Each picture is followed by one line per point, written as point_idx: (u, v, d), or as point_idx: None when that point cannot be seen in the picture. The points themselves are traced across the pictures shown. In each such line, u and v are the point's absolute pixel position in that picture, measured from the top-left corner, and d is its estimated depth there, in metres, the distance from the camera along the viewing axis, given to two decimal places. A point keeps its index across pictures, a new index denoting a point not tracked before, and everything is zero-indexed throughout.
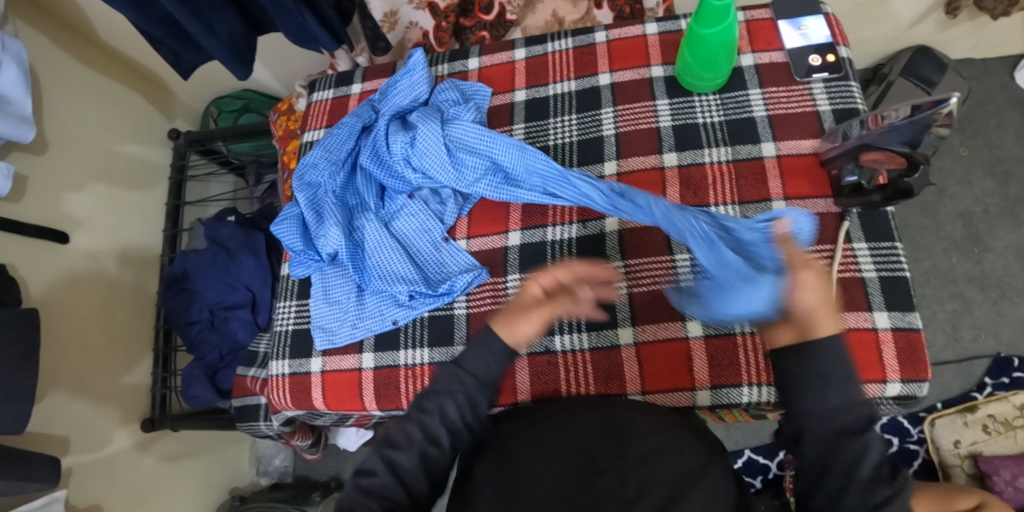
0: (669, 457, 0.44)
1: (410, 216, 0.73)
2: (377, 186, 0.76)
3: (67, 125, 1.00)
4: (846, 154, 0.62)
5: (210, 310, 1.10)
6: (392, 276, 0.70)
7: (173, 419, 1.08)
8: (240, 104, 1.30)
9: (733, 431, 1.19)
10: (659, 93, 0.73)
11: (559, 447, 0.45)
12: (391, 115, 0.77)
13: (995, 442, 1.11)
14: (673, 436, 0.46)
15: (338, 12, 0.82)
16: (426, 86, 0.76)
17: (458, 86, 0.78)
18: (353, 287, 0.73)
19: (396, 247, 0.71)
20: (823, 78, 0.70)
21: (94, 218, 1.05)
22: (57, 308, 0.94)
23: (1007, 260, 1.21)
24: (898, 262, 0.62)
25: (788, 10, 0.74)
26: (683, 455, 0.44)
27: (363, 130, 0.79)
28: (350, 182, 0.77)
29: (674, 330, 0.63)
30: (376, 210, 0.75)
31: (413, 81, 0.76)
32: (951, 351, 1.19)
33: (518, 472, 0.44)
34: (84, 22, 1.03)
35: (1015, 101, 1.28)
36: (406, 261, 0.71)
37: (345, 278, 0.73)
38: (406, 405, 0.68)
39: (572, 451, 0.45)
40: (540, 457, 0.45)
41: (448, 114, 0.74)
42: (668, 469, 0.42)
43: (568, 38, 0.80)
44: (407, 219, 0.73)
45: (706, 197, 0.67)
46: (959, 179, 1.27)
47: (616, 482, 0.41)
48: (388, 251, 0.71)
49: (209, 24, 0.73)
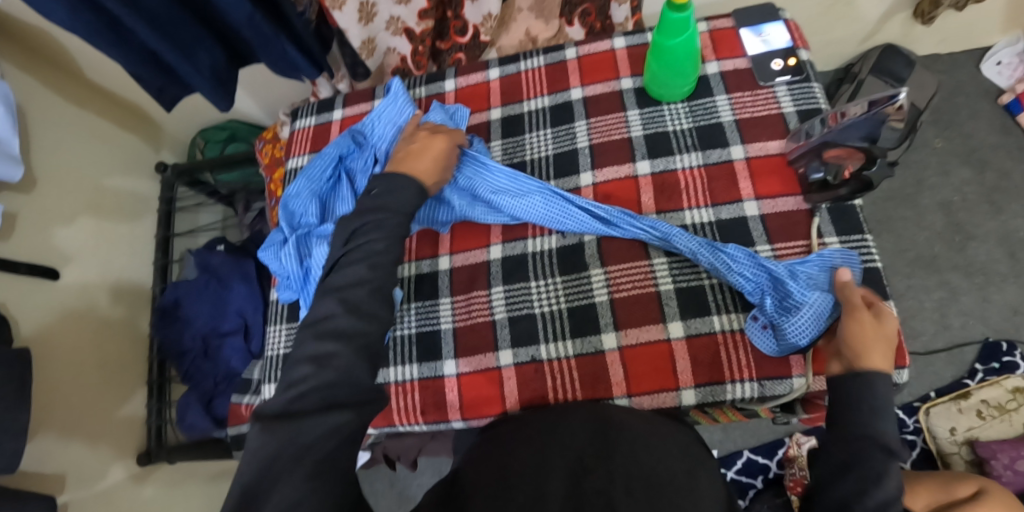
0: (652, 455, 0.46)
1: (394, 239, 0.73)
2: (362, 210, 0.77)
3: (55, 163, 1.02)
4: (810, 152, 0.65)
5: (204, 339, 1.11)
6: None
7: (168, 451, 1.09)
8: (227, 134, 1.32)
9: (731, 431, 1.20)
10: (629, 103, 0.75)
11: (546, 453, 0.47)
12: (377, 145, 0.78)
13: (990, 427, 1.13)
14: (658, 443, 0.48)
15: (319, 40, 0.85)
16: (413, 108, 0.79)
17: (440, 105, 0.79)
18: None
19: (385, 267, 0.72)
20: (786, 81, 0.72)
21: (84, 252, 1.06)
22: (49, 344, 0.94)
23: (988, 246, 1.24)
24: (869, 253, 0.64)
25: (749, 18, 0.77)
26: (667, 456, 0.46)
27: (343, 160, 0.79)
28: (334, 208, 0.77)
29: (656, 332, 0.65)
30: None
31: (398, 105, 0.78)
32: (941, 339, 1.21)
33: (504, 474, 0.45)
34: (69, 61, 1.05)
35: (984, 91, 1.32)
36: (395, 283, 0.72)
37: None
38: (398, 421, 0.69)
39: (561, 455, 0.46)
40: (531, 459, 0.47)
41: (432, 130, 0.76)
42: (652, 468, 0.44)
43: (540, 56, 0.82)
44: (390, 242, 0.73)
45: (680, 201, 0.69)
46: (936, 171, 1.30)
47: (601, 481, 0.42)
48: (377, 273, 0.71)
49: (190, 57, 0.75)
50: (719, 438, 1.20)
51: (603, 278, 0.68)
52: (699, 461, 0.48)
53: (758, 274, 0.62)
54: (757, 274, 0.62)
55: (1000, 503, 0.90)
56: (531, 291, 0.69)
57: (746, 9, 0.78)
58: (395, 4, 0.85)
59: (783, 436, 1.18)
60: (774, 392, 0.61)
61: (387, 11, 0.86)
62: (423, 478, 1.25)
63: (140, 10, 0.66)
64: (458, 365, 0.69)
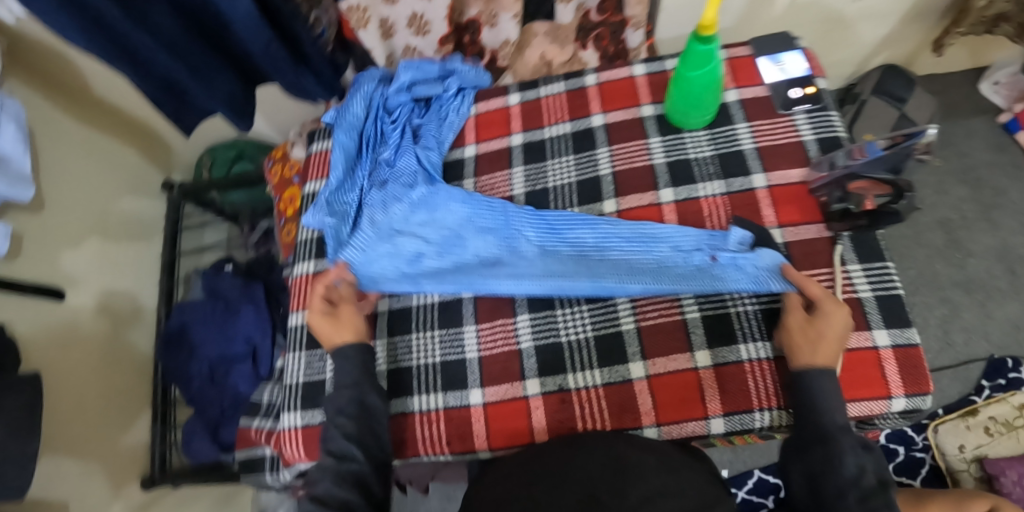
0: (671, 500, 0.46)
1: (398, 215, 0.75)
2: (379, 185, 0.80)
3: (63, 185, 1.01)
4: (833, 183, 0.65)
5: (211, 363, 1.10)
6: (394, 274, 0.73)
7: (173, 476, 1.07)
8: (234, 153, 1.32)
9: (740, 452, 1.20)
10: (650, 131, 0.76)
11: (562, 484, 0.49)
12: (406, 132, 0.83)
13: (1000, 444, 1.12)
14: (680, 482, 0.48)
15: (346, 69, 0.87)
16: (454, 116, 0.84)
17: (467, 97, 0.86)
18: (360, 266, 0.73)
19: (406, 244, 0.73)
20: (805, 110, 0.73)
21: (90, 274, 1.05)
22: (52, 369, 0.93)
23: (989, 263, 1.25)
24: (891, 281, 0.65)
25: (768, 47, 0.78)
26: (685, 494, 0.47)
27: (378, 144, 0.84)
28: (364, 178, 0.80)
29: (684, 361, 0.65)
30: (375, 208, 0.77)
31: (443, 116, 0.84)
32: (947, 357, 1.21)
33: (529, 502, 0.47)
34: (83, 84, 1.04)
35: (981, 110, 1.35)
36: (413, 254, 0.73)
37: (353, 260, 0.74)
38: (424, 451, 0.68)
39: (576, 488, 0.47)
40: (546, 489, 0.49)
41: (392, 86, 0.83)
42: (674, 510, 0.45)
43: (559, 82, 0.83)
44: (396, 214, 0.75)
45: (704, 229, 0.70)
46: (935, 189, 1.31)
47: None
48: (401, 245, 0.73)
49: (207, 83, 0.75)
50: (727, 459, 1.20)
51: (629, 306, 0.68)
52: (719, 499, 0.48)
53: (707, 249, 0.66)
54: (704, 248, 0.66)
55: None
56: (557, 319, 0.69)
57: (763, 39, 0.79)
58: (413, 33, 0.87)
59: None
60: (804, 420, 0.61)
61: (405, 38, 0.88)
62: (430, 501, 1.23)
63: None
64: (484, 394, 0.68)
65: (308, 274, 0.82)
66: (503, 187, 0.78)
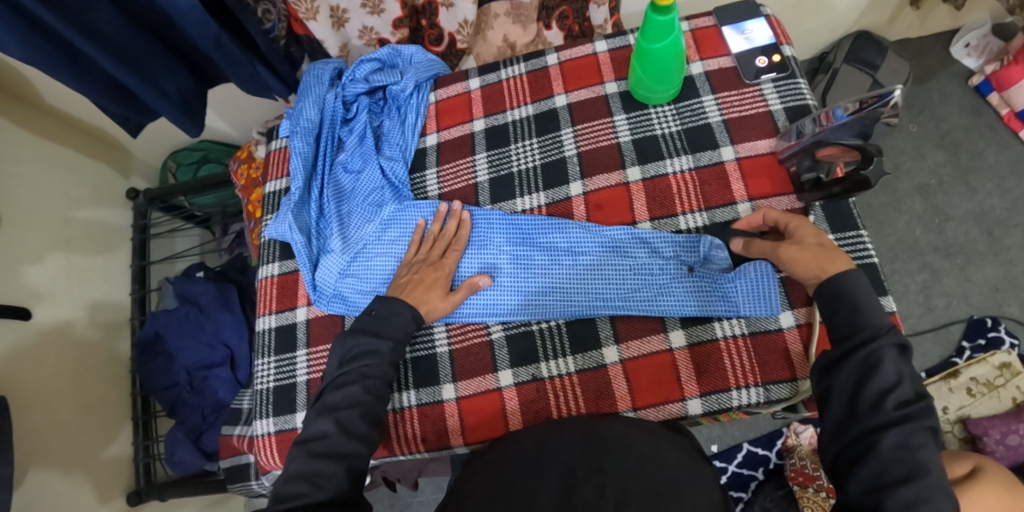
0: (649, 468, 0.46)
1: (366, 221, 0.74)
2: (340, 188, 0.78)
3: (17, 196, 0.96)
4: (802, 152, 0.64)
5: (188, 372, 1.06)
6: (371, 281, 0.72)
7: (159, 489, 1.05)
8: (199, 156, 1.27)
9: (728, 426, 1.20)
10: (615, 108, 0.74)
11: (536, 466, 0.48)
12: (363, 133, 0.79)
13: (981, 404, 1.13)
14: (656, 452, 0.48)
15: (313, 69, 0.81)
16: (414, 114, 0.80)
17: (422, 87, 0.82)
18: (336, 272, 0.73)
19: (379, 253, 0.73)
20: (772, 79, 0.71)
21: (56, 288, 1.01)
22: (21, 389, 0.89)
23: (966, 226, 1.26)
24: (865, 249, 0.64)
25: (731, 16, 0.76)
26: (663, 467, 0.46)
27: (337, 144, 0.81)
28: (327, 182, 0.78)
29: (658, 342, 0.64)
30: (340, 214, 0.76)
31: (404, 114, 0.81)
32: (928, 320, 1.22)
33: (507, 488, 0.46)
34: (29, 90, 1.00)
35: (954, 74, 1.34)
36: (389, 264, 0.72)
37: (329, 264, 0.73)
38: (399, 450, 0.67)
39: (555, 469, 0.46)
40: (527, 470, 0.47)
41: (347, 79, 0.80)
42: (647, 481, 0.44)
43: (520, 63, 0.80)
44: (365, 224, 0.74)
45: (673, 207, 0.68)
46: (912, 154, 1.31)
47: (592, 495, 0.42)
48: (377, 255, 0.73)
49: (157, 83, 0.71)
50: (716, 434, 1.20)
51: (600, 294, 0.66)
52: (696, 472, 0.48)
53: (685, 257, 0.65)
54: (683, 257, 0.65)
55: (999, 481, 0.87)
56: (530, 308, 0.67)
57: (726, 7, 0.77)
58: (368, 14, 0.83)
59: (781, 428, 1.18)
60: (781, 396, 0.60)
61: (359, 21, 0.84)
62: (423, 495, 1.22)
63: (101, 38, 0.63)
64: (456, 389, 0.67)
65: (273, 276, 0.79)
66: (467, 175, 0.76)
